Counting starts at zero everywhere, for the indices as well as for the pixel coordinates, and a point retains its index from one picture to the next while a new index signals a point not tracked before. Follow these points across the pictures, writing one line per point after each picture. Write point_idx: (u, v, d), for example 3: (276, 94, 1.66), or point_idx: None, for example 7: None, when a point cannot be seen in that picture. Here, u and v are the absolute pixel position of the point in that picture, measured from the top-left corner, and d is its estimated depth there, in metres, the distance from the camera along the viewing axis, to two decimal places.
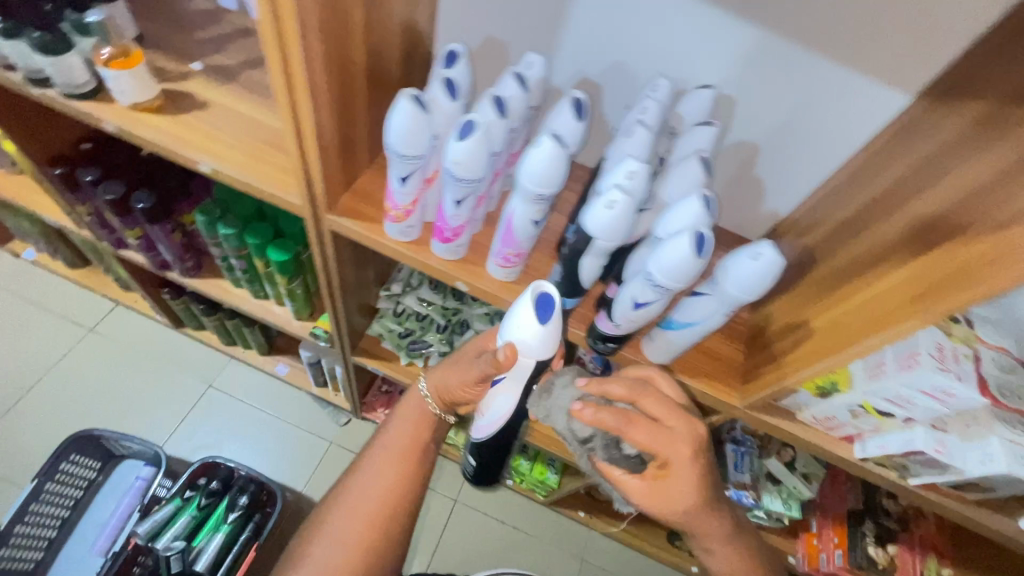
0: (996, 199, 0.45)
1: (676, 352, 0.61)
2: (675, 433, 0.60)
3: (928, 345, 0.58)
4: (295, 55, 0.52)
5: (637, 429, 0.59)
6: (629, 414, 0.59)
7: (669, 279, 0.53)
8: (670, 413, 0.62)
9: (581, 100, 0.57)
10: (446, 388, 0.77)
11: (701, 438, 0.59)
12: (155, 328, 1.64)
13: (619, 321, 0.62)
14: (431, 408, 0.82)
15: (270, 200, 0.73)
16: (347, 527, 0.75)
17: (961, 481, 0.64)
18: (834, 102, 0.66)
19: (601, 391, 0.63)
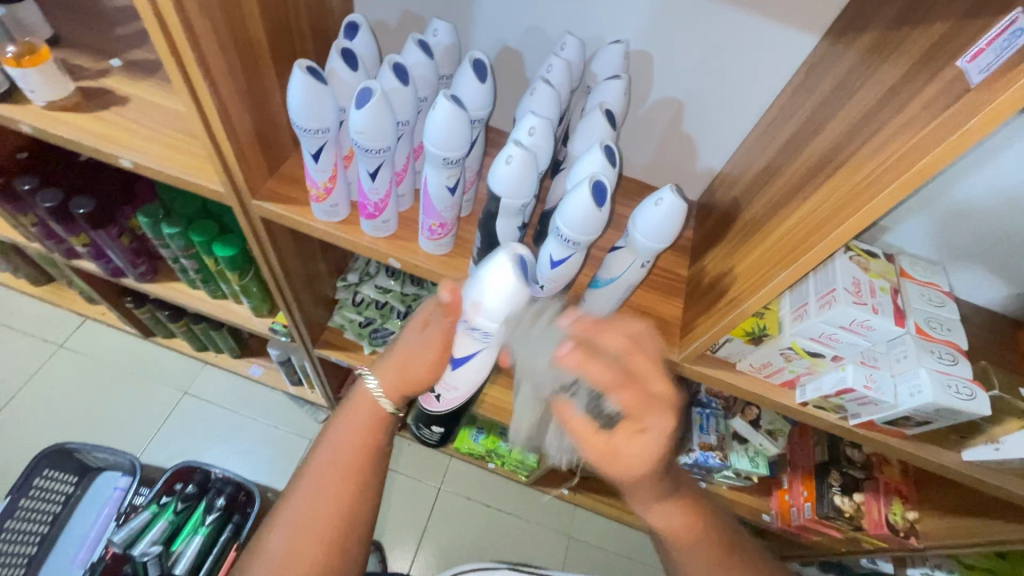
0: (881, 123, 0.45)
1: (620, 348, 0.54)
2: (620, 432, 0.53)
3: (844, 281, 0.59)
4: (179, 33, 0.51)
5: (588, 435, 0.54)
6: (571, 414, 0.54)
7: (577, 233, 0.54)
8: (653, 376, 0.53)
9: (482, 61, 0.58)
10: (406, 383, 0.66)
11: (645, 435, 0.53)
12: (125, 339, 1.63)
13: (543, 286, 0.63)
14: (383, 404, 0.64)
15: (193, 189, 0.72)
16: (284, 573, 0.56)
17: (898, 418, 0.65)
18: (744, 51, 0.66)
19: (592, 337, 0.54)
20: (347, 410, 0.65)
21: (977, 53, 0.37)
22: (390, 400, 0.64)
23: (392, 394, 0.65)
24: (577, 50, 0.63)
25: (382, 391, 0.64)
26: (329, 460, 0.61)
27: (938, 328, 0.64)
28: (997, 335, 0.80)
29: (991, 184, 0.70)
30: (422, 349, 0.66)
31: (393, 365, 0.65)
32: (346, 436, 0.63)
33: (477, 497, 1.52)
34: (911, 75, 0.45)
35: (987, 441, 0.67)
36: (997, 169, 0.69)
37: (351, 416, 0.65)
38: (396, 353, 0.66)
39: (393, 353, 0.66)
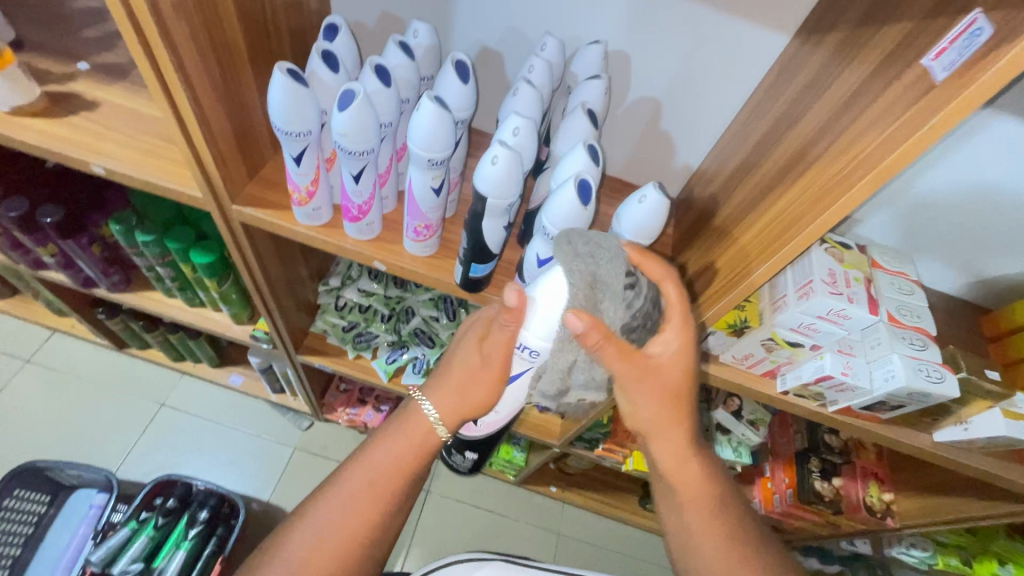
0: (851, 119, 0.47)
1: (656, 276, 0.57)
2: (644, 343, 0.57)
3: (821, 272, 0.61)
4: (154, 35, 0.50)
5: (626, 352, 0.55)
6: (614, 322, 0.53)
7: (562, 230, 0.55)
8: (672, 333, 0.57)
9: (464, 63, 0.58)
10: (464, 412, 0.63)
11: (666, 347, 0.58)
12: (97, 352, 1.58)
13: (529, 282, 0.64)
14: (438, 430, 0.63)
15: (170, 195, 0.70)
16: None
17: (874, 403, 0.67)
18: (718, 50, 0.68)
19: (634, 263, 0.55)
20: (394, 431, 0.63)
21: (941, 51, 0.39)
22: (448, 428, 0.63)
23: (450, 422, 0.63)
24: (557, 50, 0.63)
25: (440, 419, 0.62)
26: (366, 479, 0.61)
27: (909, 316, 0.66)
28: (961, 320, 0.84)
29: (951, 176, 0.74)
30: (475, 378, 0.61)
31: (449, 391, 0.62)
32: (388, 457, 0.62)
33: (465, 498, 1.52)
34: (878, 72, 0.47)
35: (957, 421, 0.71)
36: (956, 162, 0.72)
37: (400, 439, 0.63)
38: (453, 376, 0.62)
39: (448, 376, 0.62)
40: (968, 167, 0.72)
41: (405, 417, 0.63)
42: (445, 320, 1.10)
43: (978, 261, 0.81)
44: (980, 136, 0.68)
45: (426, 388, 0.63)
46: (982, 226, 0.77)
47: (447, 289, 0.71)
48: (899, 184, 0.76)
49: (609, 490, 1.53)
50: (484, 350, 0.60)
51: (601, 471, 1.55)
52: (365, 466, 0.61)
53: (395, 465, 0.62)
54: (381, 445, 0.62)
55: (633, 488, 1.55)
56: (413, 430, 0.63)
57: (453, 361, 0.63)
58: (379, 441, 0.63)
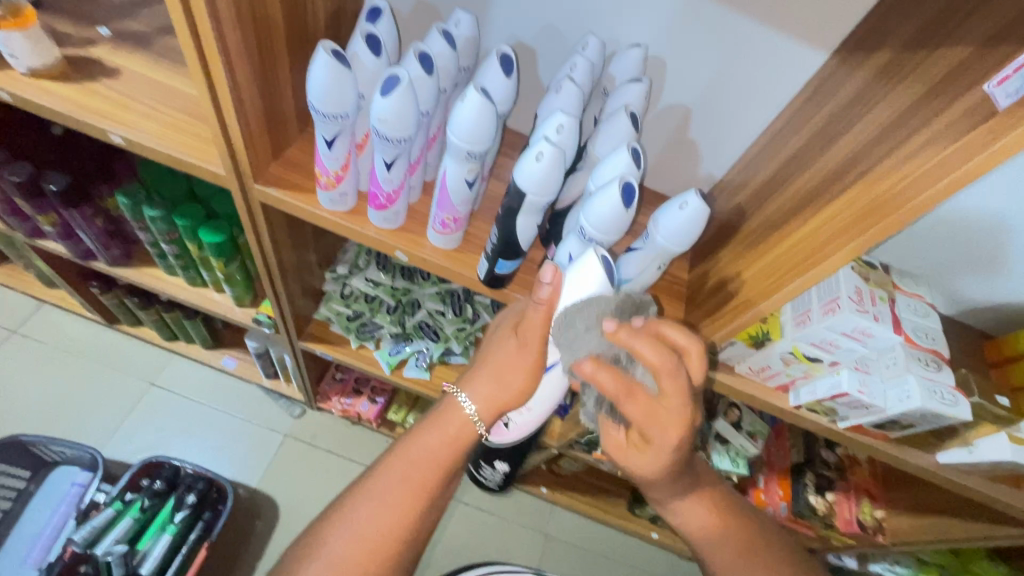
0: (899, 141, 0.47)
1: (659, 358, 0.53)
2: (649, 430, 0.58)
3: (847, 290, 0.61)
4: (199, 5, 0.49)
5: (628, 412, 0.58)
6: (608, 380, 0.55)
7: (600, 232, 0.55)
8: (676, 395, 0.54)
9: (509, 56, 0.57)
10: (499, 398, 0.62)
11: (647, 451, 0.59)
12: (87, 327, 1.54)
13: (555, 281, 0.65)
14: (476, 425, 0.62)
15: (190, 170, 0.69)
16: None
17: (887, 422, 0.68)
18: (754, 63, 0.68)
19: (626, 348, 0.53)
20: (435, 421, 0.62)
21: (1004, 78, 0.39)
22: (485, 422, 0.62)
23: (487, 415, 0.62)
24: (598, 50, 0.63)
25: (477, 413, 0.61)
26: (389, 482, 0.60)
27: (925, 337, 0.67)
28: (965, 345, 0.85)
29: (968, 198, 0.76)
30: (514, 364, 0.61)
31: (487, 380, 0.61)
32: (433, 448, 0.61)
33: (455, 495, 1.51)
34: (928, 97, 0.47)
35: (962, 444, 0.72)
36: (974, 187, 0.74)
37: (441, 430, 0.62)
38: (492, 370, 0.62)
39: (484, 366, 0.62)
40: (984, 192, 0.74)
41: (443, 410, 0.62)
42: (452, 315, 1.09)
43: (985, 290, 0.83)
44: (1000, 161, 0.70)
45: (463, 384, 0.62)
46: (982, 249, 0.80)
47: (467, 284, 0.70)
48: None
49: (599, 493, 1.54)
50: (520, 336, 0.60)
51: (592, 474, 1.56)
52: (411, 449, 0.61)
53: (416, 454, 0.61)
54: (428, 431, 0.62)
55: (621, 492, 1.56)
56: (453, 421, 0.62)
57: (493, 355, 0.62)
58: (422, 423, 0.63)
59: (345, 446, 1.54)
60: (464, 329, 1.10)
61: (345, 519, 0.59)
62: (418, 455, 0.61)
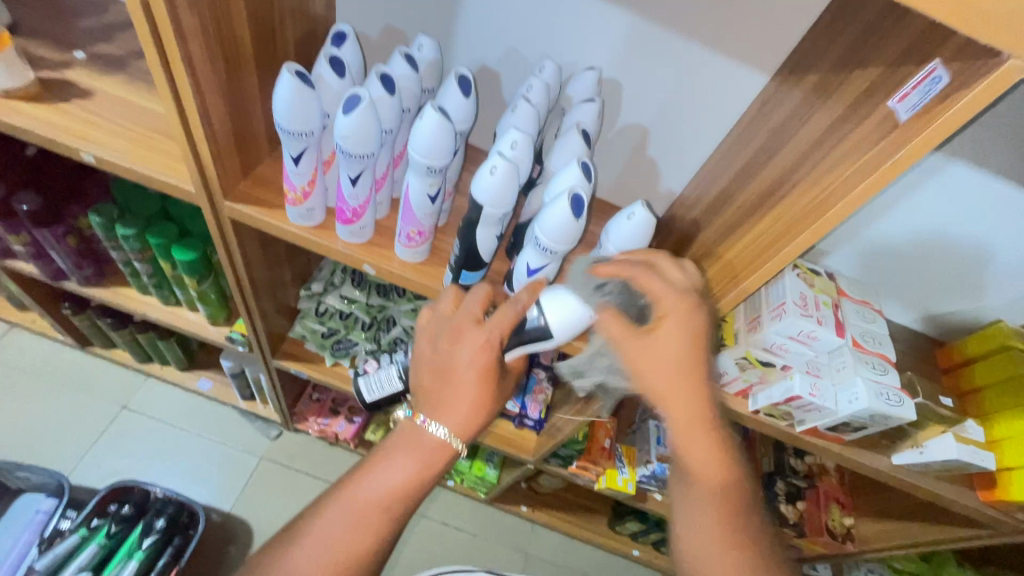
0: (825, 153, 0.51)
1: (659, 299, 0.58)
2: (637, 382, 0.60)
3: (793, 295, 0.64)
4: (167, 31, 0.51)
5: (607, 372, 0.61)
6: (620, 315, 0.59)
7: (552, 241, 0.58)
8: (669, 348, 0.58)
9: (467, 78, 0.60)
10: (476, 409, 0.60)
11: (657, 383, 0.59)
12: (57, 349, 1.52)
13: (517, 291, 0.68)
14: (454, 446, 0.60)
15: (161, 187, 0.70)
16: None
17: (841, 424, 0.70)
18: (703, 85, 0.73)
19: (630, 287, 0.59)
20: (405, 450, 0.60)
21: (904, 95, 0.43)
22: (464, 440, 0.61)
23: (465, 434, 0.61)
24: (554, 73, 0.66)
25: (452, 433, 0.60)
26: (387, 498, 0.59)
27: (872, 342, 0.71)
28: (915, 351, 0.89)
29: (924, 217, 0.79)
30: (481, 354, 0.59)
31: (457, 400, 0.60)
32: (408, 472, 0.60)
33: (430, 514, 1.49)
34: (849, 114, 0.52)
35: (912, 445, 0.75)
36: (919, 200, 0.77)
37: (416, 460, 0.60)
38: (461, 389, 0.60)
39: (455, 385, 0.60)
40: (928, 204, 0.77)
41: (415, 440, 0.60)
42: None
43: (932, 295, 0.87)
44: (938, 177, 0.74)
45: (431, 411, 0.61)
46: (962, 270, 0.83)
47: (434, 295, 0.72)
48: (869, 217, 0.81)
49: (581, 511, 1.53)
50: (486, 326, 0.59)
51: (573, 491, 1.55)
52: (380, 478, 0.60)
53: (402, 467, 0.60)
54: (401, 461, 0.60)
55: (602, 509, 1.55)
56: (428, 445, 0.60)
57: (454, 372, 0.60)
58: (393, 460, 0.60)
59: (322, 467, 1.52)
60: None
61: (310, 529, 0.59)
62: (390, 482, 0.59)
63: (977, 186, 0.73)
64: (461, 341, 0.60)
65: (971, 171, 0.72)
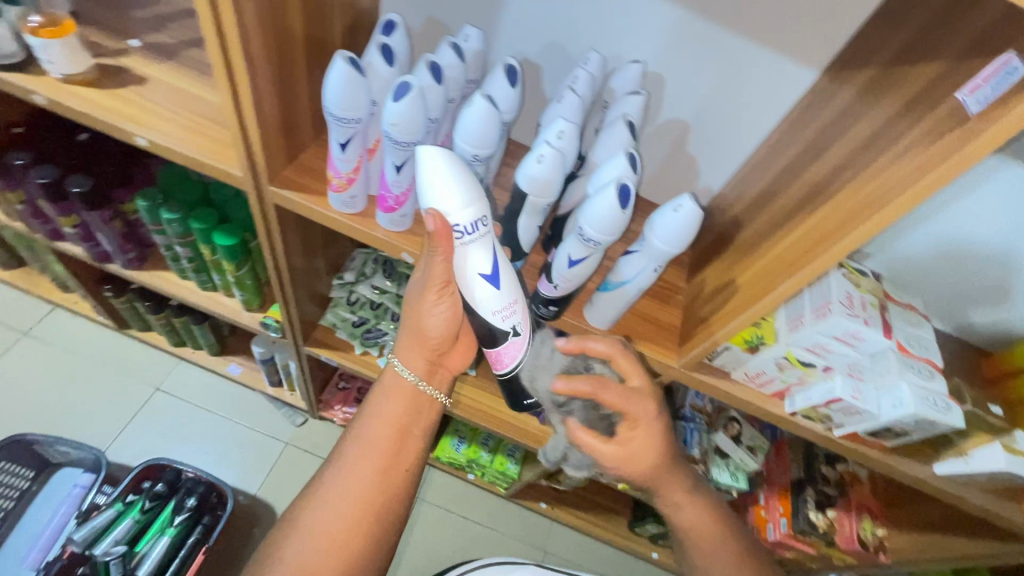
0: (883, 148, 0.50)
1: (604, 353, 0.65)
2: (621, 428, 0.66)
3: (839, 295, 0.63)
4: (228, 16, 0.52)
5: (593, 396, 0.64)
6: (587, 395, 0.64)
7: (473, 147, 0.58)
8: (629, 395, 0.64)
9: (515, 67, 0.60)
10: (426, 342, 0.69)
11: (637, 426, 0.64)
12: (96, 331, 1.57)
13: (557, 281, 0.67)
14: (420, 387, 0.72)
15: (209, 172, 0.72)
16: (323, 520, 0.64)
17: (882, 429, 0.68)
18: (748, 80, 0.72)
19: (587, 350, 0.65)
20: (385, 393, 0.71)
21: (975, 87, 0.42)
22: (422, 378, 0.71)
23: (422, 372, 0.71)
24: (600, 65, 0.66)
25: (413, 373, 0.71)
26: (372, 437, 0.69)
27: (918, 346, 0.69)
28: (959, 360, 0.87)
29: (972, 223, 0.76)
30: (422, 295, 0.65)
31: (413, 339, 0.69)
32: (383, 410, 0.71)
33: (431, 499, 1.50)
34: (908, 108, 0.50)
35: (957, 454, 0.73)
36: (968, 204, 0.75)
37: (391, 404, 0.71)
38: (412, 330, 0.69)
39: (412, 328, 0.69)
40: (979, 208, 0.75)
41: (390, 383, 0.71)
42: None
43: (978, 304, 0.84)
44: (992, 180, 0.71)
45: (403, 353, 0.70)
46: (1011, 278, 0.80)
47: None
48: (913, 220, 0.79)
49: (600, 509, 1.52)
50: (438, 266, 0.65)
51: (592, 490, 1.54)
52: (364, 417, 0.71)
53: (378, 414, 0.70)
54: (380, 399, 0.71)
55: (621, 509, 1.54)
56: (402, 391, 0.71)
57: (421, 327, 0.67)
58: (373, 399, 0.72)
59: None
60: None
61: None
62: (369, 421, 0.70)
63: None
64: (429, 307, 0.65)
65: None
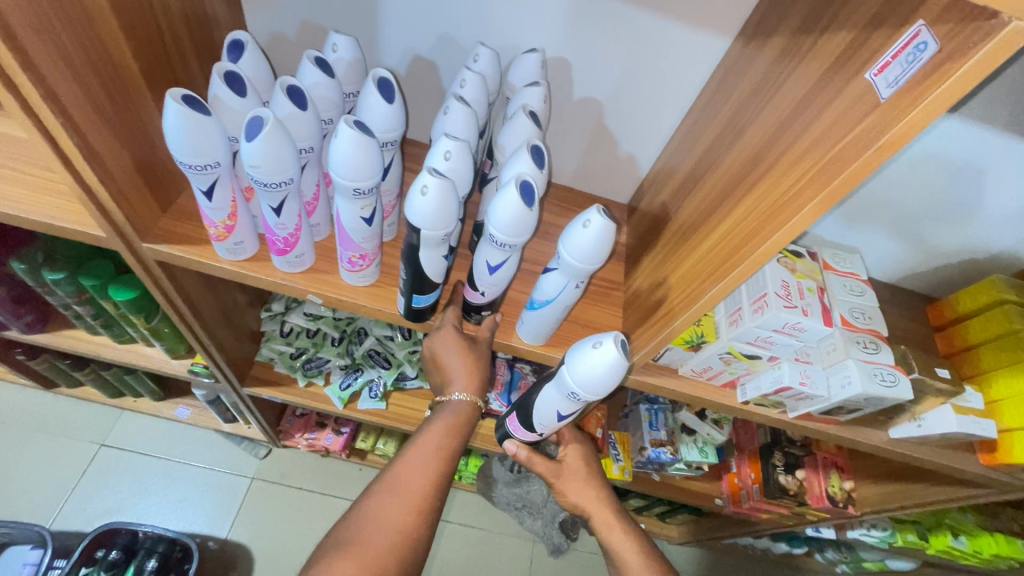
0: (797, 133, 0.46)
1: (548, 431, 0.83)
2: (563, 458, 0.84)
3: (775, 285, 0.59)
4: (11, 62, 0.43)
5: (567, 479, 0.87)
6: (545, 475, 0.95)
7: (585, 390, 0.60)
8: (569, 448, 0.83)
9: (388, 81, 0.54)
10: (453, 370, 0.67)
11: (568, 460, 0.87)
12: (23, 394, 1.45)
13: (540, 430, 0.71)
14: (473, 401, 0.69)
15: (66, 235, 0.62)
16: None
17: (835, 408, 0.66)
18: (658, 55, 0.65)
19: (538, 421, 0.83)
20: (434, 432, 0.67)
21: (885, 65, 0.38)
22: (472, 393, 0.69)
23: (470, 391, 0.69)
24: (491, 61, 0.60)
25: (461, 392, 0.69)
26: None
27: (861, 317, 0.67)
28: (907, 312, 0.86)
29: (936, 182, 0.72)
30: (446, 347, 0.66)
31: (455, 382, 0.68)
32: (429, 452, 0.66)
33: (452, 517, 1.46)
34: (820, 84, 0.45)
35: (910, 418, 0.72)
36: (922, 162, 0.71)
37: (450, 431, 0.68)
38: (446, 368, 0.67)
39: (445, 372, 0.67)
40: (930, 165, 0.71)
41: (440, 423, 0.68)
42: (401, 338, 1.04)
43: (927, 257, 0.83)
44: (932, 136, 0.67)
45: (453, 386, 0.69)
46: (968, 232, 0.77)
47: (390, 320, 0.66)
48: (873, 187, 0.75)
49: None
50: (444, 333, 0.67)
51: None
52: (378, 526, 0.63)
53: None
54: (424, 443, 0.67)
55: None
56: (459, 414, 0.69)
57: (445, 363, 0.67)
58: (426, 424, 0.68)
59: (320, 480, 1.50)
60: (415, 352, 1.06)
61: None
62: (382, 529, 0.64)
63: (985, 147, 0.67)
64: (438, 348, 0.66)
65: (978, 132, 0.66)
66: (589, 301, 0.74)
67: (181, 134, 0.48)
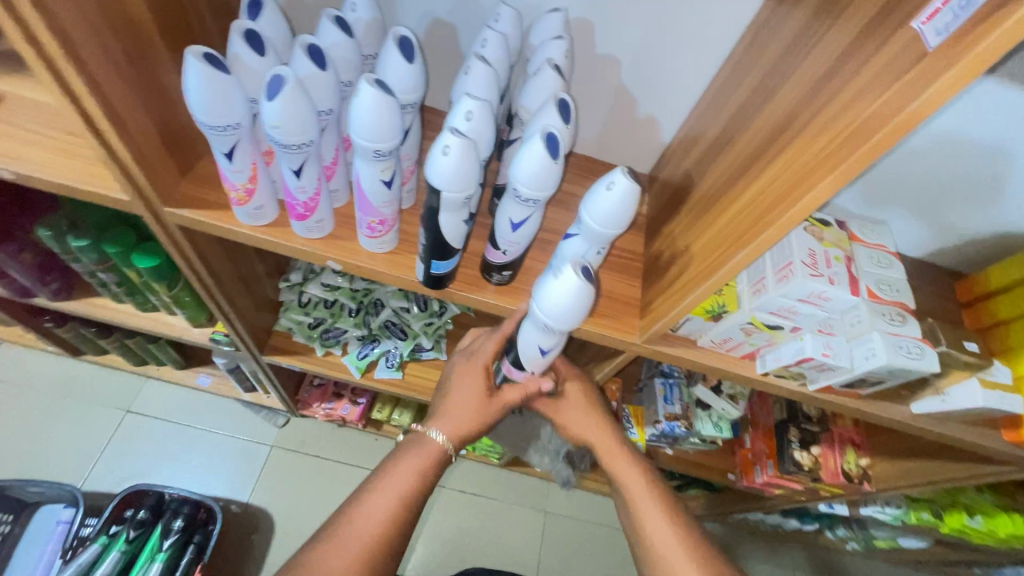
0: (833, 91, 0.44)
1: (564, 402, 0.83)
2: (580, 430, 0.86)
3: (801, 254, 0.58)
4: (33, 17, 0.42)
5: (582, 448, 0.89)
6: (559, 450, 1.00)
7: (555, 322, 0.57)
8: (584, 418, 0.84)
9: (408, 40, 0.52)
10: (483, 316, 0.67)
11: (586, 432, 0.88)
12: (50, 361, 1.49)
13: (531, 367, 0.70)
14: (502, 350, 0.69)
15: (90, 199, 0.63)
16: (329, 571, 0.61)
17: (857, 381, 0.65)
18: (686, 16, 0.63)
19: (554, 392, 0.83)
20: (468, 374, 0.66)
21: (934, 12, 0.36)
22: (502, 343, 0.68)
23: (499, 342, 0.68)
24: (513, 21, 0.58)
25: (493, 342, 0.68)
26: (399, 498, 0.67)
27: (888, 289, 0.65)
28: (934, 288, 0.84)
29: (973, 152, 0.69)
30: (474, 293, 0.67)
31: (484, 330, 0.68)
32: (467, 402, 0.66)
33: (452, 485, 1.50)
34: (861, 40, 0.44)
35: (934, 392, 0.71)
36: (959, 130, 0.68)
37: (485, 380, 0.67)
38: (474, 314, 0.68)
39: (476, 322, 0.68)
40: (967, 134, 0.68)
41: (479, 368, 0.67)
42: (418, 309, 1.05)
43: (959, 232, 0.80)
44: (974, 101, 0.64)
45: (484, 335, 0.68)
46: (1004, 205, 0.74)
47: (409, 287, 0.66)
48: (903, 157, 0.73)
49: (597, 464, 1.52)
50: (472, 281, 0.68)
51: None
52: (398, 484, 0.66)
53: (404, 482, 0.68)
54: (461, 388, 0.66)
55: None
56: None
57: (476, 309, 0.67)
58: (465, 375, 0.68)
59: (337, 450, 1.53)
60: (431, 323, 1.07)
61: None
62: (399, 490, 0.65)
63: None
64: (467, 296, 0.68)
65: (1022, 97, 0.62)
66: (608, 271, 0.73)
67: (202, 93, 0.48)
